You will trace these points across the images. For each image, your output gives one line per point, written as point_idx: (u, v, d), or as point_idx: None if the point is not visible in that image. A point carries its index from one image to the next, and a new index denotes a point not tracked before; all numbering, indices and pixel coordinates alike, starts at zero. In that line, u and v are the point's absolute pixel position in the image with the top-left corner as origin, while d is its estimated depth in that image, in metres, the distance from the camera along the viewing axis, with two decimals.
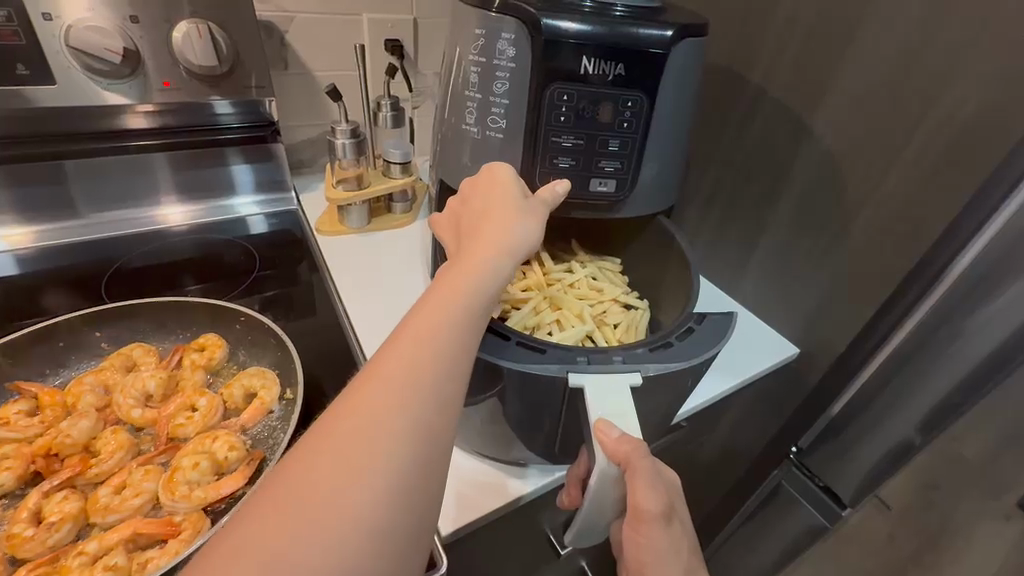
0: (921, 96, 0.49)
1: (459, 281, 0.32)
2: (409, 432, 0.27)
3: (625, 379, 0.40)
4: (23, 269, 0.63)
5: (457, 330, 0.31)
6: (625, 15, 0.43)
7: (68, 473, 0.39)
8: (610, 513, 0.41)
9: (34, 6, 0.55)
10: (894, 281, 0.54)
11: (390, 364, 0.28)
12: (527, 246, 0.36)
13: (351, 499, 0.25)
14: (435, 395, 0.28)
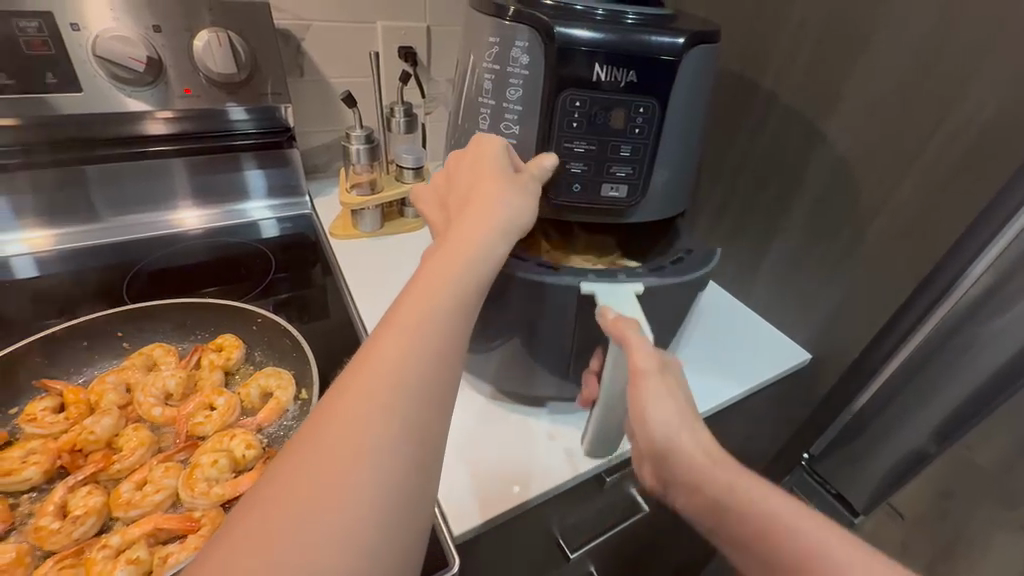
0: (934, 101, 0.49)
1: (454, 261, 0.33)
2: (409, 412, 0.27)
3: (628, 287, 0.45)
4: (49, 270, 0.65)
5: (453, 307, 0.31)
6: (637, 22, 0.44)
7: (92, 468, 0.40)
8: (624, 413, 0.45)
9: (64, 17, 0.58)
10: (909, 286, 0.54)
11: (392, 341, 0.29)
12: (516, 218, 0.37)
13: (357, 479, 0.25)
14: (432, 373, 0.29)
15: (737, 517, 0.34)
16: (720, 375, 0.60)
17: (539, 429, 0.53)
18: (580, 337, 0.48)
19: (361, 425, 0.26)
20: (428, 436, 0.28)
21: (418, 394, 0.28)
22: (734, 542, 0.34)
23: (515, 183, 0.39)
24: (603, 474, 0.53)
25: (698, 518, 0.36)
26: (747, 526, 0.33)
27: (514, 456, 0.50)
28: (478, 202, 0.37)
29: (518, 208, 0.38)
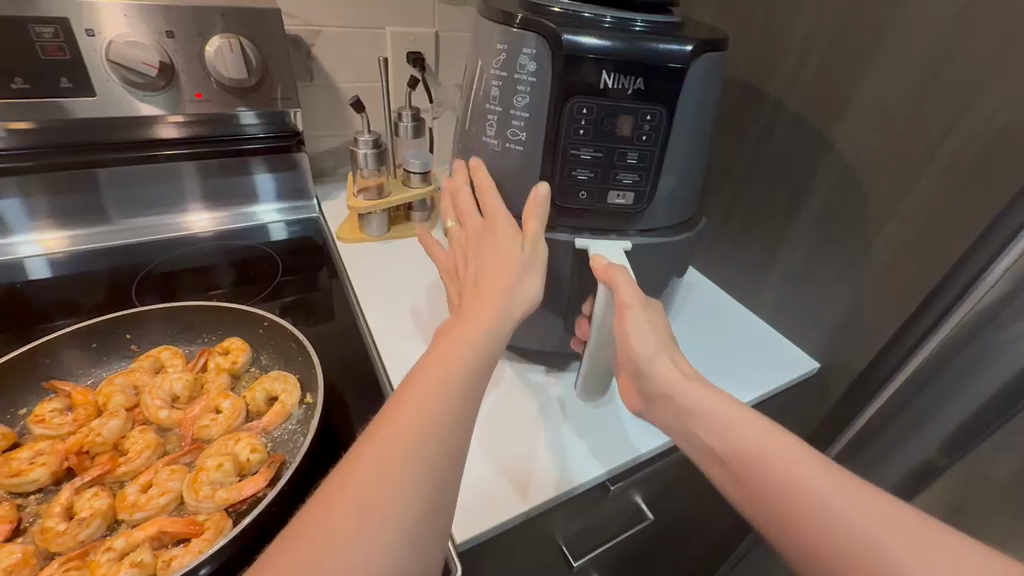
0: (946, 110, 0.48)
1: (472, 335, 0.36)
2: (429, 467, 0.31)
3: (618, 244, 0.49)
4: (61, 271, 0.66)
5: (469, 374, 0.35)
6: (645, 30, 0.43)
7: (99, 470, 0.41)
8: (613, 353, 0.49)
9: (79, 23, 0.58)
10: (919, 295, 0.53)
11: (422, 397, 0.33)
12: (524, 292, 0.40)
13: (380, 529, 0.29)
14: (451, 435, 0.32)
15: (706, 430, 0.41)
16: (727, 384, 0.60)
17: (551, 433, 0.52)
18: (575, 289, 0.52)
19: (389, 481, 0.30)
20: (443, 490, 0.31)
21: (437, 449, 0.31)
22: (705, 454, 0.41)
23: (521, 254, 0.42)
24: (608, 482, 0.52)
25: (673, 428, 0.43)
26: (711, 434, 0.40)
27: (522, 459, 0.49)
28: (492, 270, 0.41)
29: (524, 282, 0.41)
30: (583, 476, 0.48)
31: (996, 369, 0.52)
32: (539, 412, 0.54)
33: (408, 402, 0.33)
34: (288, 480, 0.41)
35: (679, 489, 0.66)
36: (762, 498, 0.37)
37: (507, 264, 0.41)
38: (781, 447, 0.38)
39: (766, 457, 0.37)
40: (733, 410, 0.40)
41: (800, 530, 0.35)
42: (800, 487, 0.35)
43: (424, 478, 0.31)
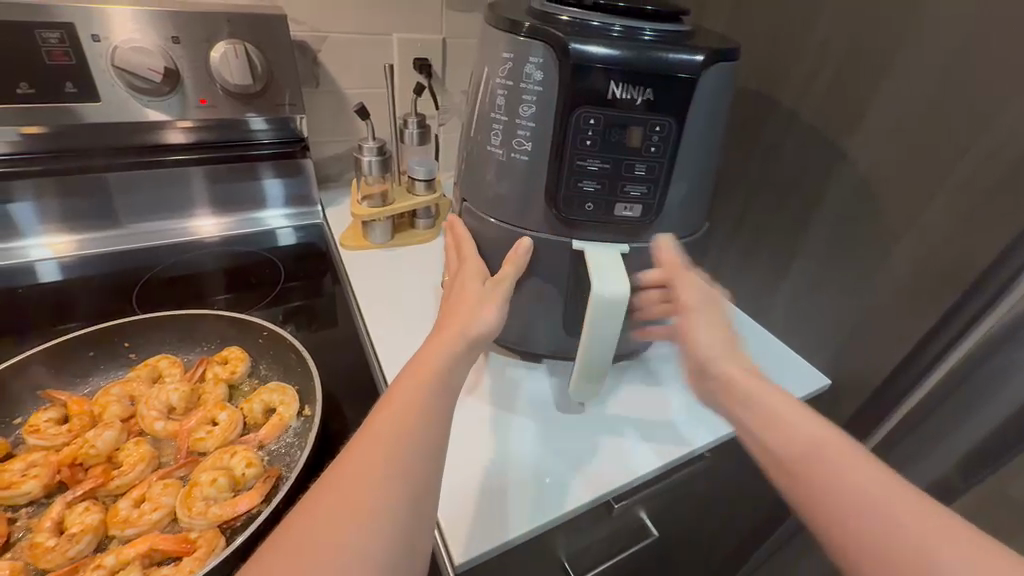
0: (964, 122, 0.47)
1: (432, 357, 0.37)
2: (405, 477, 0.31)
3: (615, 247, 0.48)
4: (69, 275, 0.66)
5: (441, 391, 0.36)
6: (654, 39, 0.42)
7: (91, 483, 0.40)
8: (609, 356, 0.47)
9: (85, 28, 0.58)
10: (937, 312, 0.52)
11: (390, 413, 0.34)
12: (485, 326, 0.41)
13: (357, 542, 0.29)
14: (427, 447, 0.33)
15: (748, 412, 0.42)
16: None
17: (558, 447, 0.51)
18: (572, 292, 0.51)
19: (364, 489, 0.30)
20: (420, 502, 0.31)
21: (414, 459, 0.32)
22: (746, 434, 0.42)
23: (482, 296, 0.43)
24: (612, 501, 0.51)
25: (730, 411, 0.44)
26: (753, 415, 0.41)
27: (527, 474, 0.47)
28: (456, 310, 0.42)
29: (481, 318, 0.41)
30: (589, 493, 0.47)
31: (1016, 388, 0.50)
32: (546, 425, 0.53)
33: (384, 415, 0.34)
34: (283, 497, 0.40)
35: (686, 505, 0.64)
36: (805, 480, 0.36)
37: (465, 305, 0.42)
38: (823, 434, 0.38)
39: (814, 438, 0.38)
40: (777, 398, 0.41)
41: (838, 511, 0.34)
42: (838, 470, 0.35)
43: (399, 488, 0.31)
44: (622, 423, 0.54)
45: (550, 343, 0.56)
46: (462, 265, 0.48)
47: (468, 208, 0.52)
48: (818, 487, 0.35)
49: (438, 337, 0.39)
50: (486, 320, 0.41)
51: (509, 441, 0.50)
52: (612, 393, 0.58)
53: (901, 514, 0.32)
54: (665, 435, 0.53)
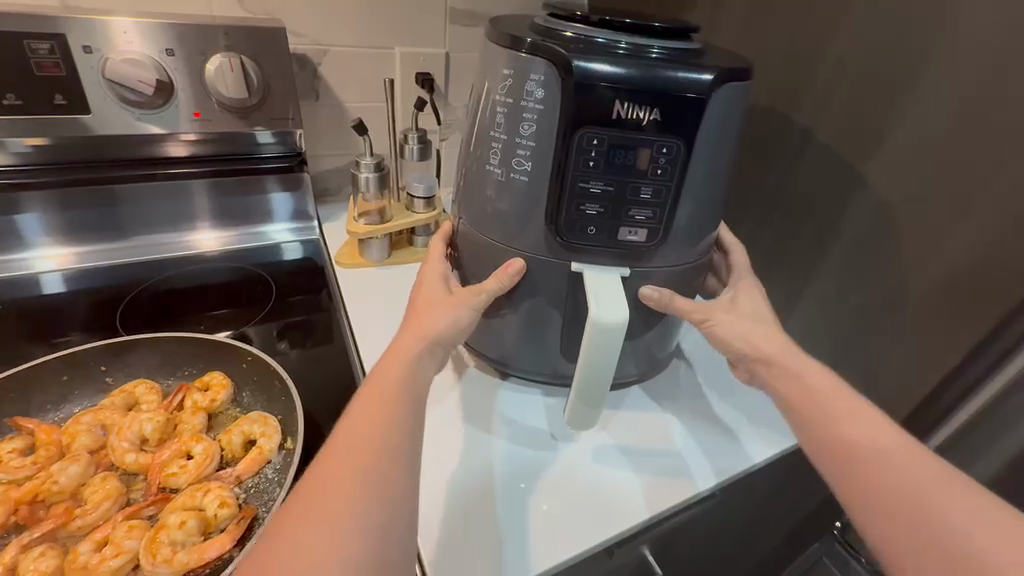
0: (996, 149, 0.44)
1: (398, 361, 0.39)
2: (374, 485, 0.32)
3: (614, 270, 0.45)
4: (69, 287, 0.64)
5: (404, 396, 0.37)
6: (661, 56, 0.40)
7: (51, 523, 0.37)
8: (607, 388, 0.44)
9: (77, 38, 0.57)
10: (964, 347, 0.48)
11: (358, 418, 0.35)
12: (455, 328, 0.43)
13: (332, 552, 0.29)
14: (392, 452, 0.34)
15: (788, 387, 0.42)
16: (754, 435, 0.54)
17: (547, 488, 0.47)
18: (570, 320, 0.48)
19: (335, 499, 0.31)
20: (393, 506, 0.32)
21: (380, 466, 0.33)
22: (783, 408, 0.42)
23: (453, 300, 0.44)
24: (614, 545, 0.47)
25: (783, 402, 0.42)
26: (792, 390, 0.41)
27: (511, 518, 0.44)
28: (424, 312, 0.43)
29: (454, 319, 0.43)
30: (575, 545, 0.42)
31: None
32: (537, 461, 0.49)
33: (350, 419, 0.35)
34: (257, 543, 0.37)
35: (692, 544, 0.61)
36: (869, 476, 0.35)
37: (437, 307, 0.44)
38: (885, 437, 0.37)
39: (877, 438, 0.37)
40: (823, 378, 0.41)
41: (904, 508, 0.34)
42: (902, 469, 0.35)
43: (370, 494, 0.32)
44: (619, 458, 0.50)
45: (549, 370, 0.53)
46: (427, 267, 0.49)
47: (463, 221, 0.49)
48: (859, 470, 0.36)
49: (397, 347, 0.41)
50: (447, 324, 0.43)
51: (490, 478, 0.47)
52: (614, 421, 0.55)
53: (957, 515, 0.33)
54: (671, 474, 0.49)
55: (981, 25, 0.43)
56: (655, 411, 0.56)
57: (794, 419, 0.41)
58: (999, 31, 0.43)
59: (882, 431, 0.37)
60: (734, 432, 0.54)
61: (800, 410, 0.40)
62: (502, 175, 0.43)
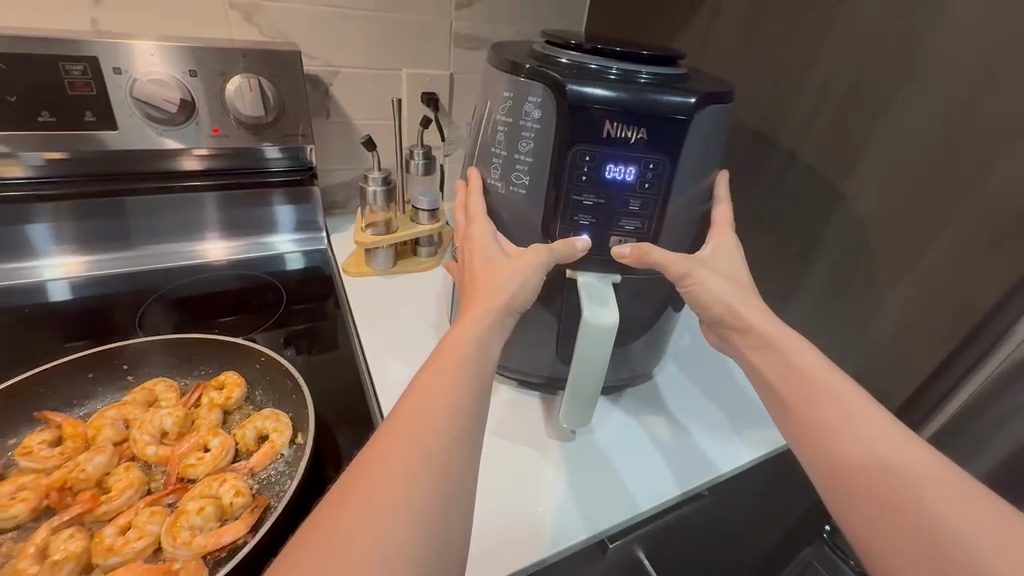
0: (964, 169, 0.47)
1: (462, 345, 0.38)
2: (433, 467, 0.32)
3: (605, 277, 0.48)
4: (80, 293, 0.68)
5: (466, 380, 0.36)
6: (649, 81, 0.44)
7: (78, 508, 0.40)
8: (600, 383, 0.47)
9: (108, 61, 0.61)
10: (939, 354, 0.51)
11: (409, 417, 0.33)
12: (526, 294, 0.43)
13: (386, 532, 0.29)
14: (451, 432, 0.33)
15: (778, 376, 0.42)
16: (739, 439, 0.57)
17: (540, 485, 0.49)
18: (564, 324, 0.51)
19: (395, 477, 0.31)
20: (447, 491, 0.32)
21: (438, 447, 0.33)
22: (772, 395, 0.42)
23: (519, 264, 0.43)
24: (607, 539, 0.49)
25: (776, 393, 0.42)
26: (778, 372, 0.42)
27: (505, 512, 0.46)
28: (490, 283, 0.42)
29: (525, 286, 0.42)
30: (564, 539, 0.45)
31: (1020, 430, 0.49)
32: (532, 458, 0.52)
33: (404, 417, 0.34)
34: (270, 528, 0.39)
35: (684, 545, 0.62)
36: (858, 474, 0.36)
37: (505, 274, 0.42)
38: (878, 433, 0.37)
39: (868, 434, 0.37)
40: (811, 359, 0.42)
41: (893, 506, 0.34)
42: (892, 468, 0.35)
43: (430, 478, 0.31)
44: (611, 459, 0.53)
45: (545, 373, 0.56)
46: (472, 229, 0.46)
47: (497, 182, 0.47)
48: (837, 454, 0.37)
49: (463, 320, 0.40)
50: (513, 291, 0.42)
51: (489, 476, 0.49)
52: (607, 423, 0.57)
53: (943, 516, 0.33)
54: (659, 474, 0.52)
55: (946, 55, 0.47)
56: (645, 414, 0.59)
57: (782, 406, 0.41)
58: (961, 61, 0.46)
59: (868, 420, 0.37)
60: (721, 435, 0.57)
61: (788, 402, 0.41)
62: (501, 189, 0.47)
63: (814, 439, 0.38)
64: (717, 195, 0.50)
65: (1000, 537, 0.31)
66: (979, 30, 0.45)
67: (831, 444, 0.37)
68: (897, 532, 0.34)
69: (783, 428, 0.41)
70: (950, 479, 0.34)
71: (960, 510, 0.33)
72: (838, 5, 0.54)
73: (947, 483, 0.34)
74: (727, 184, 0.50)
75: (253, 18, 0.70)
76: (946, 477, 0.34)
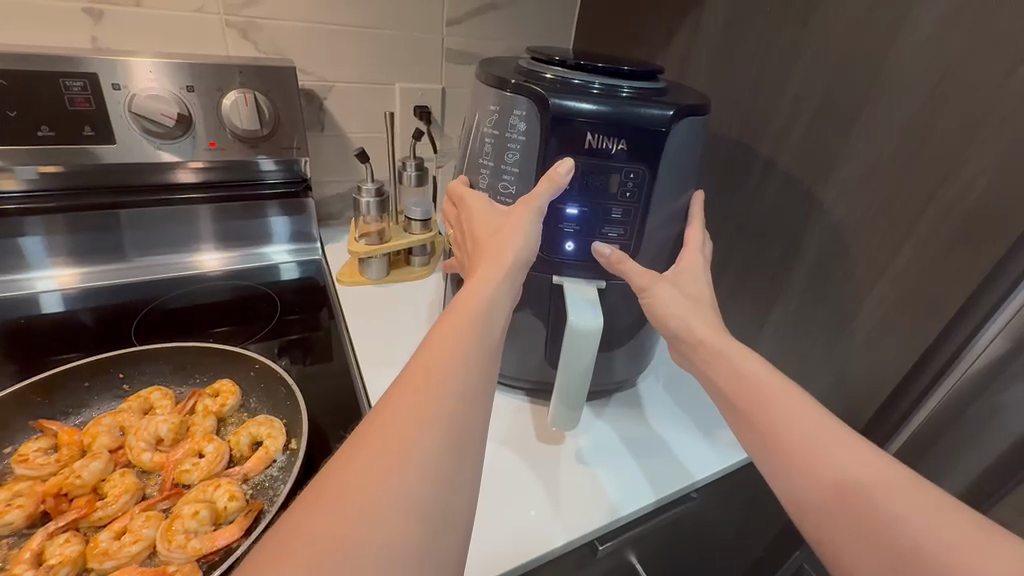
0: (930, 175, 0.49)
1: (471, 303, 0.37)
2: (444, 427, 0.31)
3: (591, 284, 0.50)
4: (72, 306, 0.68)
5: (476, 336, 0.35)
6: (630, 95, 0.45)
7: (75, 514, 0.41)
8: (589, 379, 0.48)
9: (107, 77, 0.62)
10: (916, 353, 0.53)
11: (416, 375, 0.33)
12: (531, 247, 0.43)
13: (395, 489, 0.28)
14: (463, 385, 0.33)
15: (738, 392, 0.42)
16: (724, 442, 0.58)
17: (529, 488, 0.50)
18: (552, 328, 0.53)
19: (405, 429, 0.30)
20: (460, 444, 0.31)
21: (451, 402, 0.32)
22: (735, 410, 0.43)
23: (519, 218, 0.43)
24: (597, 541, 0.50)
25: (738, 410, 0.42)
26: (728, 381, 0.43)
27: (509, 515, 0.47)
28: (495, 242, 0.42)
29: (530, 239, 0.42)
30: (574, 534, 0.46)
31: (1003, 426, 0.50)
32: (524, 462, 0.53)
33: (414, 374, 0.33)
34: (262, 533, 0.40)
35: (676, 548, 0.63)
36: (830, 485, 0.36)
37: (510, 231, 0.42)
38: (845, 445, 0.37)
39: (837, 446, 0.37)
40: (757, 366, 0.43)
41: (868, 515, 0.35)
42: (864, 480, 0.36)
43: (439, 436, 0.30)
44: (615, 459, 0.55)
45: (535, 378, 0.57)
46: (466, 203, 0.47)
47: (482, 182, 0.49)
48: (800, 458, 0.38)
49: (475, 279, 0.39)
50: (518, 249, 0.41)
51: (496, 477, 0.51)
52: (599, 425, 0.59)
53: (921, 522, 0.33)
54: (653, 475, 0.53)
55: (911, 68, 0.49)
56: (631, 419, 0.60)
57: (748, 419, 0.41)
58: (924, 73, 0.49)
59: (834, 433, 0.38)
60: (707, 438, 0.59)
61: (751, 418, 0.41)
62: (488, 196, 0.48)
63: (786, 452, 0.39)
64: (691, 214, 0.52)
65: (966, 527, 0.33)
66: (939, 43, 0.47)
67: (802, 454, 0.38)
68: (863, 534, 0.35)
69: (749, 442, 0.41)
70: (906, 475, 0.35)
71: (922, 505, 0.34)
72: (808, 21, 0.57)
73: (905, 480, 0.35)
74: (703, 204, 0.52)
75: (250, 35, 0.72)
76: (905, 475, 0.35)
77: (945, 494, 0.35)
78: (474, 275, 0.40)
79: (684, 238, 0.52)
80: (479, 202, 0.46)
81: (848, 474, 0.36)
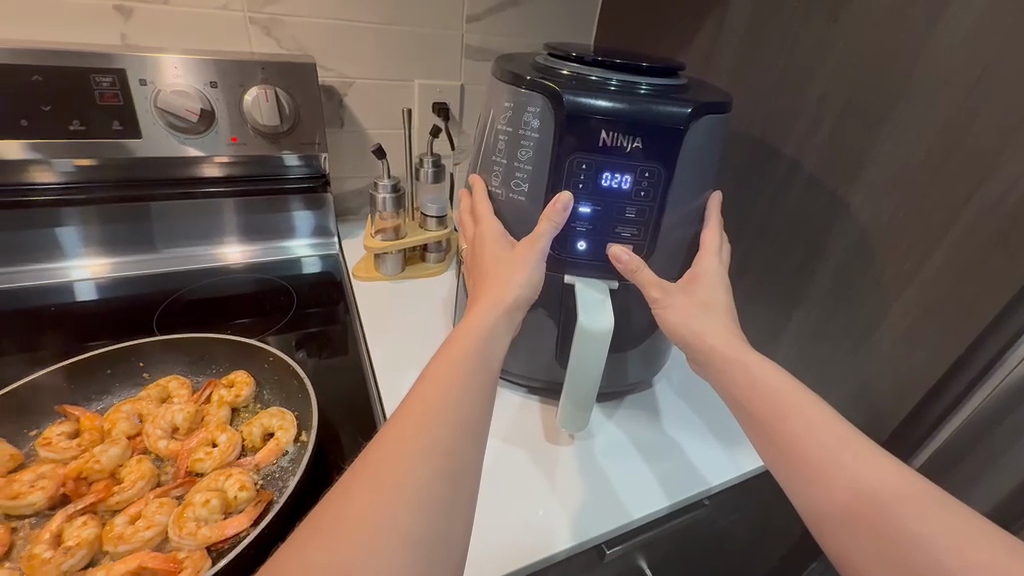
0: (966, 177, 0.47)
1: (471, 334, 0.38)
2: (440, 454, 0.32)
3: (603, 283, 0.49)
4: (100, 295, 0.71)
5: (476, 371, 0.36)
6: (648, 92, 0.44)
7: (93, 497, 0.42)
8: (597, 382, 0.47)
9: (135, 73, 0.64)
10: (946, 362, 0.50)
11: (415, 403, 0.33)
12: (533, 284, 0.43)
13: (393, 511, 0.29)
14: (458, 415, 0.34)
15: (753, 400, 0.41)
16: (739, 449, 0.57)
17: (534, 488, 0.49)
18: (563, 328, 0.53)
19: (399, 458, 0.31)
20: (453, 476, 0.32)
21: (446, 432, 0.33)
22: (749, 420, 0.41)
23: (526, 255, 0.43)
24: (604, 545, 0.49)
25: (751, 421, 0.41)
26: (741, 390, 0.42)
27: (516, 517, 0.47)
28: (498, 274, 0.43)
29: (531, 276, 0.43)
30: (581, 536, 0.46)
31: None
32: (532, 463, 0.52)
33: (414, 400, 0.34)
34: (271, 521, 0.41)
35: (686, 556, 0.62)
36: (847, 502, 0.35)
37: (517, 265, 0.43)
38: (864, 459, 0.36)
39: (855, 460, 0.36)
40: (770, 373, 0.42)
41: (888, 536, 0.33)
42: (882, 497, 0.34)
43: (434, 463, 0.31)
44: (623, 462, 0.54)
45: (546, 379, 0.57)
46: (480, 230, 0.47)
47: (498, 193, 0.49)
48: (816, 474, 0.37)
49: (475, 310, 0.40)
50: (521, 283, 0.42)
51: (502, 476, 0.50)
52: (610, 427, 0.58)
53: (941, 543, 0.32)
54: (663, 479, 0.52)
55: (947, 64, 0.47)
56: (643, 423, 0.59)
57: (763, 432, 0.40)
58: (963, 68, 0.46)
59: (852, 446, 0.37)
60: (720, 445, 0.57)
61: (765, 431, 0.40)
62: (505, 216, 0.49)
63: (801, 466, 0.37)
64: (707, 216, 0.50)
65: (993, 548, 0.31)
66: (978, 37, 0.45)
67: (818, 470, 0.37)
68: (880, 555, 0.34)
69: (762, 458, 0.40)
70: (925, 490, 0.34)
71: (943, 522, 0.33)
72: (837, 16, 0.55)
73: (926, 496, 0.34)
74: (720, 206, 0.50)
75: (272, 32, 0.73)
76: (925, 491, 0.34)
77: (970, 509, 0.34)
78: (476, 306, 0.41)
79: (700, 239, 0.50)
80: (493, 230, 0.47)
81: (866, 491, 0.35)
